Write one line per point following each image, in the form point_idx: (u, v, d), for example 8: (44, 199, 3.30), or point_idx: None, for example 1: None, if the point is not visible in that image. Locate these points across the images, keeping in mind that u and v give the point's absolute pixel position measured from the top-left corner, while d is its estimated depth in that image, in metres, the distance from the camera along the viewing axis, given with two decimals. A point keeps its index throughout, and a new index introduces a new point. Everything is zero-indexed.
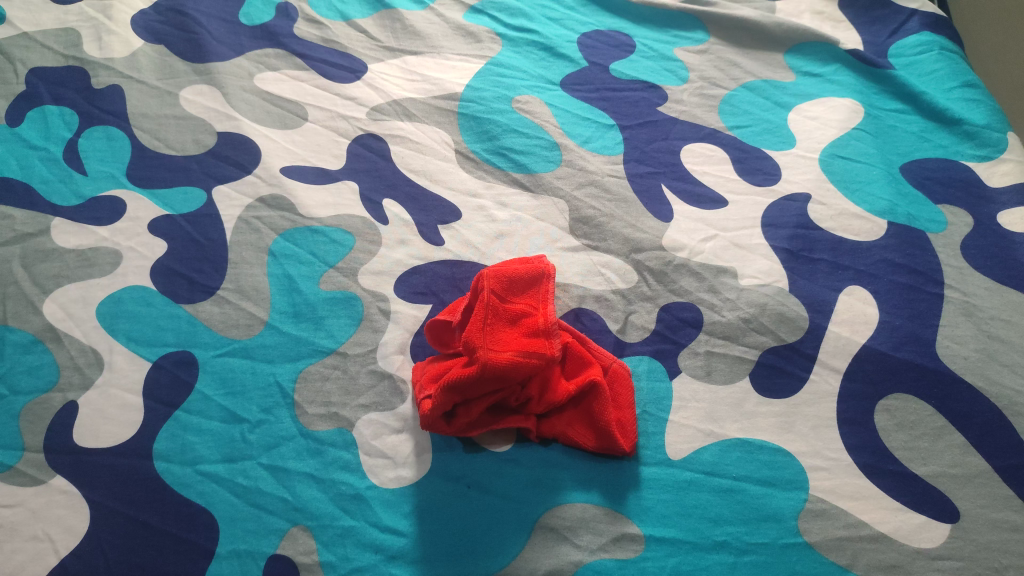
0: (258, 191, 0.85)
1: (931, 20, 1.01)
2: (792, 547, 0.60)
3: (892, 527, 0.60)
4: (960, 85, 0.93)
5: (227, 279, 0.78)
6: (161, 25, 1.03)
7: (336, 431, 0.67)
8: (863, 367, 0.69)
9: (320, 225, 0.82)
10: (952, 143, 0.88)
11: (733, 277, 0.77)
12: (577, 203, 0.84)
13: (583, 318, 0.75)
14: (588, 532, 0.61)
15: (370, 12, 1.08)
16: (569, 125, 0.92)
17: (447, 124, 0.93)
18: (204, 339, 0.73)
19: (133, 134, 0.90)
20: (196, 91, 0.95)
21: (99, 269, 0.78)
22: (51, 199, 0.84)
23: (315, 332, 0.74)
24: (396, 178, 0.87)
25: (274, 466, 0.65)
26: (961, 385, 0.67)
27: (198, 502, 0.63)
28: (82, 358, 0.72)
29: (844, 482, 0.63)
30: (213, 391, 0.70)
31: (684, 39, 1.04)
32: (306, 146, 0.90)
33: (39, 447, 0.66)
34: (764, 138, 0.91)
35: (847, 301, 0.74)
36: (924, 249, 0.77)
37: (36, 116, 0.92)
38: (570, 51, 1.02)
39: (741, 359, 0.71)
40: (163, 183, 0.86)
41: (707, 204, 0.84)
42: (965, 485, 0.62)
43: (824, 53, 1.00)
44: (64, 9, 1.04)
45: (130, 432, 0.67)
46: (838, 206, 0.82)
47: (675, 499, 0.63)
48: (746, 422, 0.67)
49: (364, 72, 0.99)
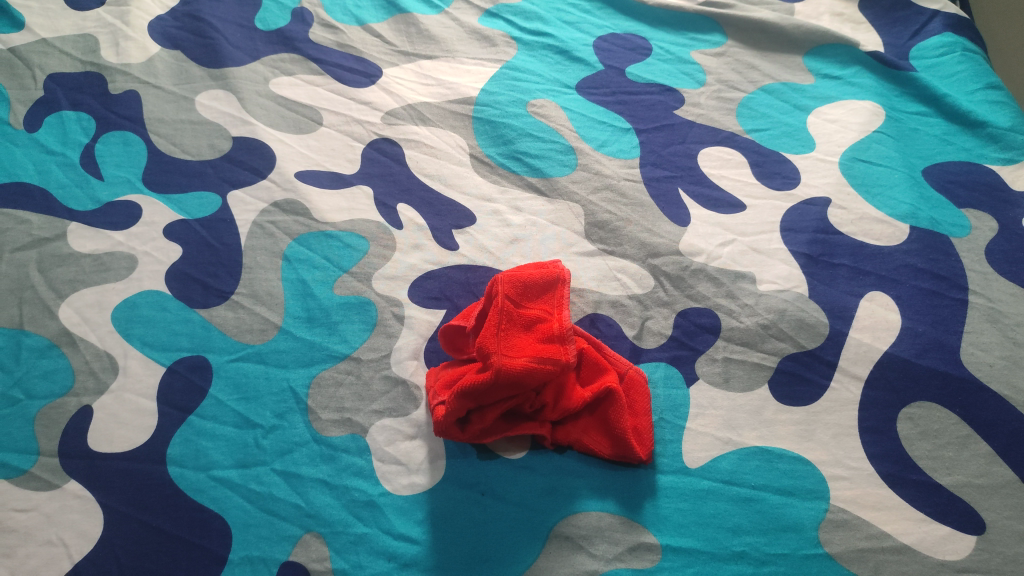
0: (273, 196, 0.85)
1: (954, 21, 0.99)
2: (813, 558, 0.58)
3: (914, 538, 0.59)
4: (984, 87, 0.92)
5: (241, 284, 0.78)
6: (177, 31, 1.04)
7: (349, 437, 0.67)
8: (885, 374, 0.68)
9: (334, 229, 0.82)
10: (975, 146, 0.87)
11: (751, 282, 0.76)
12: (593, 207, 0.83)
13: (599, 324, 0.74)
14: (604, 541, 0.60)
15: (385, 16, 1.08)
16: (585, 129, 0.92)
17: (461, 128, 0.92)
18: (219, 344, 0.73)
19: (148, 139, 0.91)
20: (212, 96, 0.96)
21: (115, 274, 0.78)
22: (68, 204, 0.84)
23: (329, 337, 0.74)
24: (411, 183, 0.87)
25: (287, 472, 0.65)
26: (987, 393, 0.66)
27: (211, 508, 0.63)
28: (97, 362, 0.72)
29: (866, 492, 0.62)
30: (227, 396, 0.70)
31: (702, 42, 1.03)
32: (320, 151, 0.90)
33: (53, 452, 0.66)
34: (782, 141, 0.90)
35: (868, 307, 0.73)
36: (947, 254, 0.76)
37: (54, 122, 0.93)
38: (586, 54, 1.01)
39: (760, 365, 0.70)
40: (179, 187, 0.86)
41: (725, 208, 0.83)
42: (991, 495, 0.60)
43: (844, 55, 0.99)
44: (82, 15, 1.05)
45: (144, 437, 0.67)
46: (859, 210, 0.81)
47: (692, 508, 0.62)
48: (765, 430, 0.66)
49: (379, 76, 0.99)
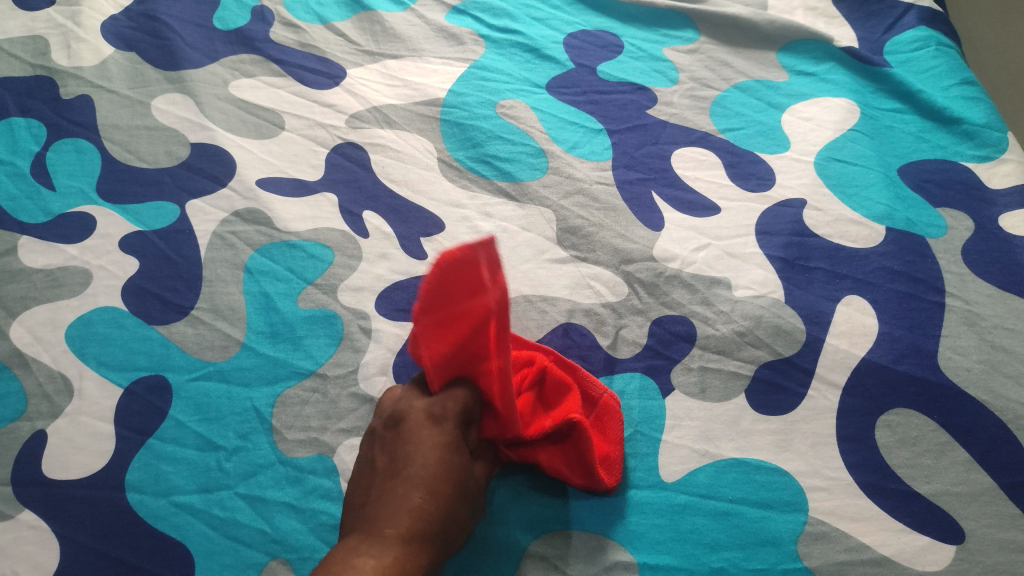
0: (233, 205, 0.82)
1: (928, 15, 0.98)
2: (792, 572, 0.57)
3: (894, 550, 0.58)
4: (959, 82, 0.91)
5: (201, 298, 0.75)
6: (132, 32, 0.99)
7: (316, 458, 0.65)
8: (862, 380, 0.67)
9: (298, 239, 0.79)
10: (950, 144, 0.86)
11: (727, 288, 0.74)
12: (565, 212, 0.81)
13: (573, 333, 0.72)
14: (579, 561, 0.58)
15: (349, 14, 1.04)
16: (556, 130, 0.89)
17: (429, 131, 0.90)
18: (178, 362, 0.70)
19: (102, 146, 0.87)
20: (169, 100, 0.92)
21: (68, 290, 0.75)
22: (17, 217, 0.80)
23: (294, 353, 0.71)
24: (377, 189, 0.84)
25: (251, 496, 0.63)
26: (965, 398, 0.65)
27: (172, 536, 0.60)
28: (50, 384, 0.68)
29: (845, 503, 0.61)
30: (187, 417, 0.67)
31: (674, 38, 1.01)
32: (283, 156, 0.87)
33: (5, 481, 0.63)
34: (757, 141, 0.88)
35: (845, 311, 0.71)
36: (924, 256, 0.75)
37: (2, 129, 0.88)
38: (557, 52, 0.99)
39: (736, 374, 0.68)
40: (135, 197, 0.83)
41: (699, 211, 0.81)
42: (970, 503, 0.60)
43: (818, 51, 0.98)
44: (31, 16, 1.00)
45: (101, 462, 0.64)
46: (835, 211, 0.80)
47: (669, 524, 0.60)
48: (742, 441, 0.64)
49: (343, 77, 0.95)
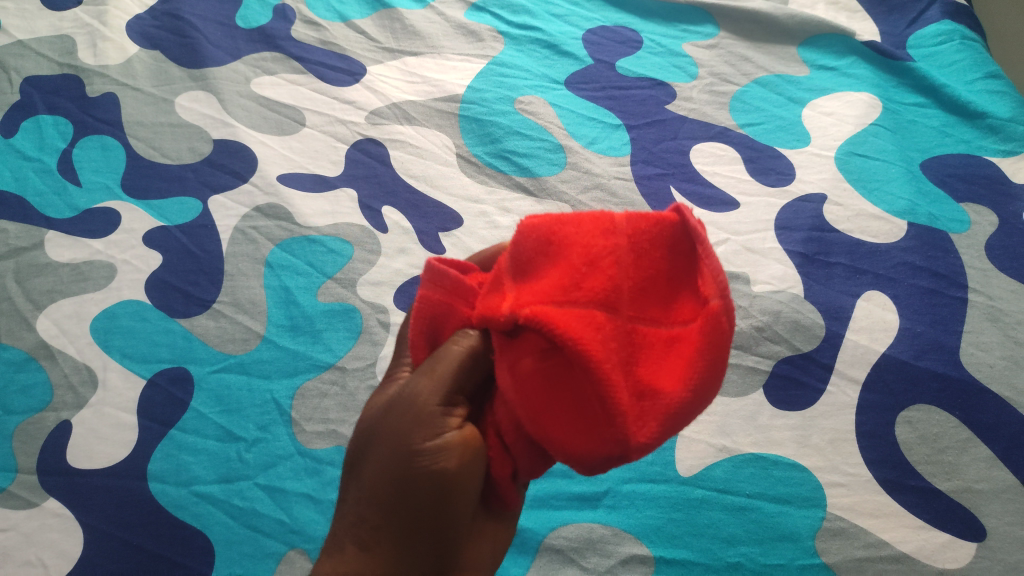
0: (254, 200, 0.83)
1: (952, 8, 0.97)
2: (809, 568, 0.57)
3: (913, 547, 0.57)
4: (983, 76, 0.89)
5: (223, 292, 0.76)
6: (156, 31, 1.01)
7: (334, 449, 0.66)
8: (882, 376, 0.66)
9: (318, 234, 0.80)
10: (975, 138, 0.85)
11: (745, 283, 0.74)
12: (582, 207, 0.81)
13: None
14: (596, 554, 0.58)
15: (369, 12, 1.05)
16: (574, 125, 0.89)
17: (448, 127, 0.90)
18: (201, 355, 0.72)
19: (127, 143, 0.89)
20: (192, 97, 0.93)
21: (94, 284, 0.77)
22: (45, 212, 0.82)
23: (313, 346, 0.72)
24: (396, 185, 0.85)
25: (271, 487, 0.64)
26: (987, 395, 0.64)
27: (193, 525, 0.62)
28: (76, 375, 0.70)
29: (864, 499, 0.60)
30: (209, 408, 0.68)
31: (694, 33, 1.01)
32: (303, 153, 0.88)
33: (32, 469, 0.64)
34: (776, 136, 0.88)
35: (865, 307, 0.71)
36: (946, 251, 0.74)
37: (30, 127, 0.90)
38: (575, 48, 0.99)
39: (754, 369, 0.68)
40: (159, 193, 0.84)
41: (718, 206, 0.81)
42: (992, 501, 0.59)
43: (839, 45, 0.97)
44: (59, 16, 1.03)
45: (125, 452, 0.65)
46: (856, 206, 0.79)
47: (685, 519, 0.60)
48: (760, 436, 0.64)
49: (363, 74, 0.96)
